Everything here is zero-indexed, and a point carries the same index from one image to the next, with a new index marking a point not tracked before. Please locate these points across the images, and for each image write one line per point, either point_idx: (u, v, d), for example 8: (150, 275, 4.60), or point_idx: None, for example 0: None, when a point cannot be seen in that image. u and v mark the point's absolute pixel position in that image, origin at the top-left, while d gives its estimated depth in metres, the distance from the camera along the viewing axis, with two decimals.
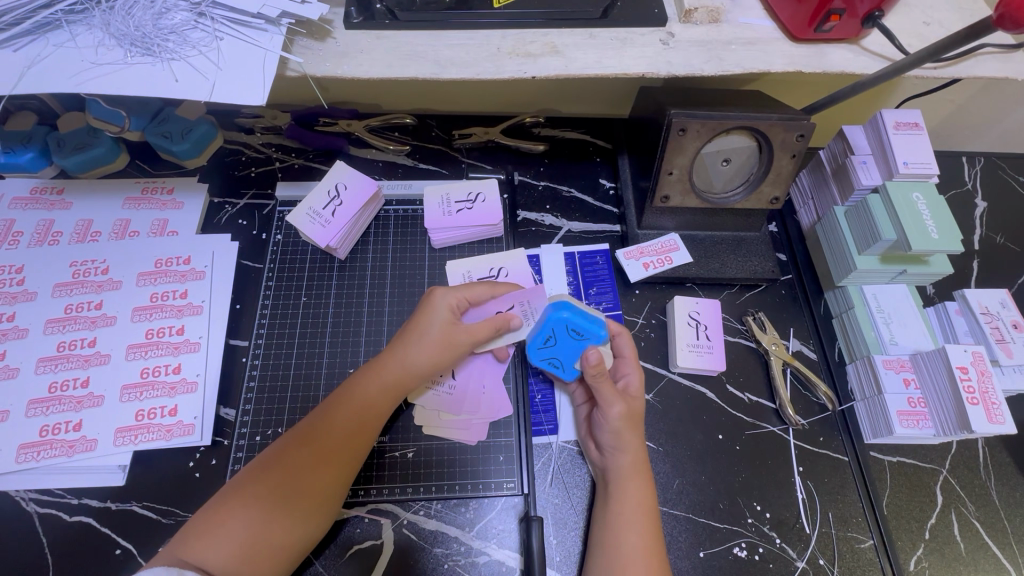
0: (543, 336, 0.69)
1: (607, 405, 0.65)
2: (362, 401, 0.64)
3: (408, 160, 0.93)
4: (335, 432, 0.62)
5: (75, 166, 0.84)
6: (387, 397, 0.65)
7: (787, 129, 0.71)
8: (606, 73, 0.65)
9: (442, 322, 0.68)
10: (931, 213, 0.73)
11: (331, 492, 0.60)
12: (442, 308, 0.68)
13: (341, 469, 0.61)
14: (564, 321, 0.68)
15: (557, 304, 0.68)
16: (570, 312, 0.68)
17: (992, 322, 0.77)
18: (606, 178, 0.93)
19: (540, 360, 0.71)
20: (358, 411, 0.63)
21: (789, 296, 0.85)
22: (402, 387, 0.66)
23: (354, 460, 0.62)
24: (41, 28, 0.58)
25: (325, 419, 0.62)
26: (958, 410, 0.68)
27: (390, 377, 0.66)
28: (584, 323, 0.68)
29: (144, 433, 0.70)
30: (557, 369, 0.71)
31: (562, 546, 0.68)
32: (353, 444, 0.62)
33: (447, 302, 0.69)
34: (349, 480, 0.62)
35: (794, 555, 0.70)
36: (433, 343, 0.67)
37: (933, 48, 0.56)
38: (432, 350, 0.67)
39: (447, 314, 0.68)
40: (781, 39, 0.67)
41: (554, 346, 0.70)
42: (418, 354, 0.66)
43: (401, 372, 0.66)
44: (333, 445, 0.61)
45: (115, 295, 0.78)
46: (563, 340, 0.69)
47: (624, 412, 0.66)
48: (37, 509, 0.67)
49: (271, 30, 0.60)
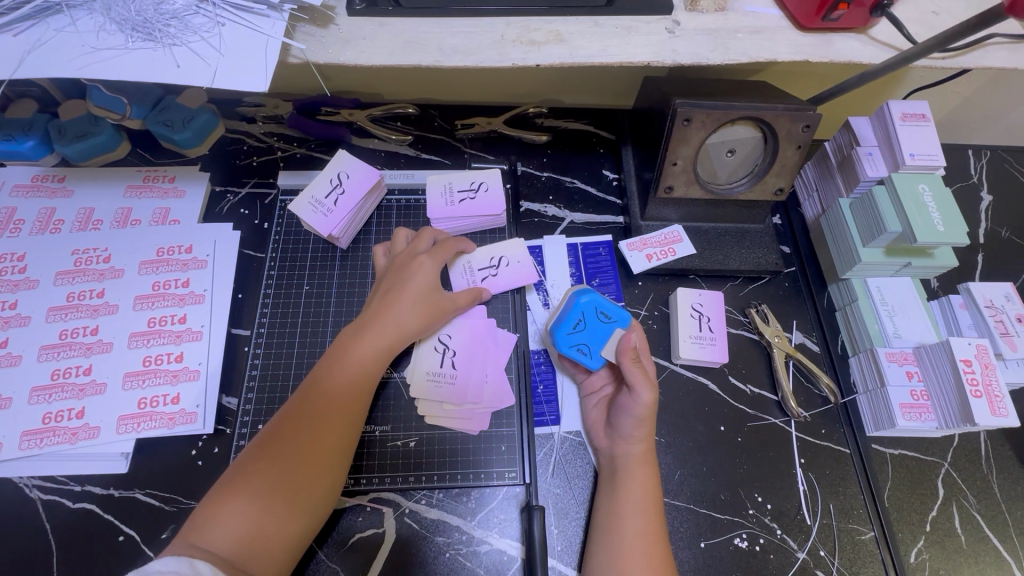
0: (571, 321, 0.71)
1: (638, 392, 0.64)
2: (352, 365, 0.65)
3: (410, 150, 0.93)
4: (329, 401, 0.62)
5: (76, 153, 0.83)
6: (376, 359, 0.66)
7: (792, 120, 0.70)
8: (611, 61, 0.64)
9: (425, 289, 0.70)
10: (937, 205, 0.73)
11: (334, 460, 0.61)
12: (422, 273, 0.71)
13: (340, 437, 0.62)
14: (591, 305, 0.71)
15: (580, 290, 0.72)
16: (593, 296, 0.72)
17: (996, 315, 0.76)
18: (609, 169, 0.92)
19: (569, 348, 0.71)
20: (347, 379, 0.64)
21: (792, 289, 0.85)
22: (390, 347, 0.67)
23: (353, 427, 0.63)
24: (40, 13, 0.58)
25: (316, 390, 0.63)
26: (961, 402, 0.68)
27: (380, 340, 0.67)
28: (612, 307, 0.71)
29: (146, 420, 0.70)
30: (584, 357, 0.70)
31: (563, 536, 0.68)
32: (349, 405, 0.63)
33: (427, 268, 0.71)
34: (350, 449, 0.63)
35: (795, 546, 0.70)
36: (418, 309, 0.69)
37: (942, 37, 0.55)
38: (418, 314, 0.69)
39: (430, 280, 0.71)
40: (788, 29, 0.66)
41: (581, 332, 0.71)
42: (402, 314, 0.68)
43: (389, 335, 0.67)
44: (329, 415, 0.61)
45: (117, 284, 0.78)
46: (591, 325, 0.71)
47: (651, 400, 0.65)
48: (40, 496, 0.68)
49: (273, 15, 0.60)
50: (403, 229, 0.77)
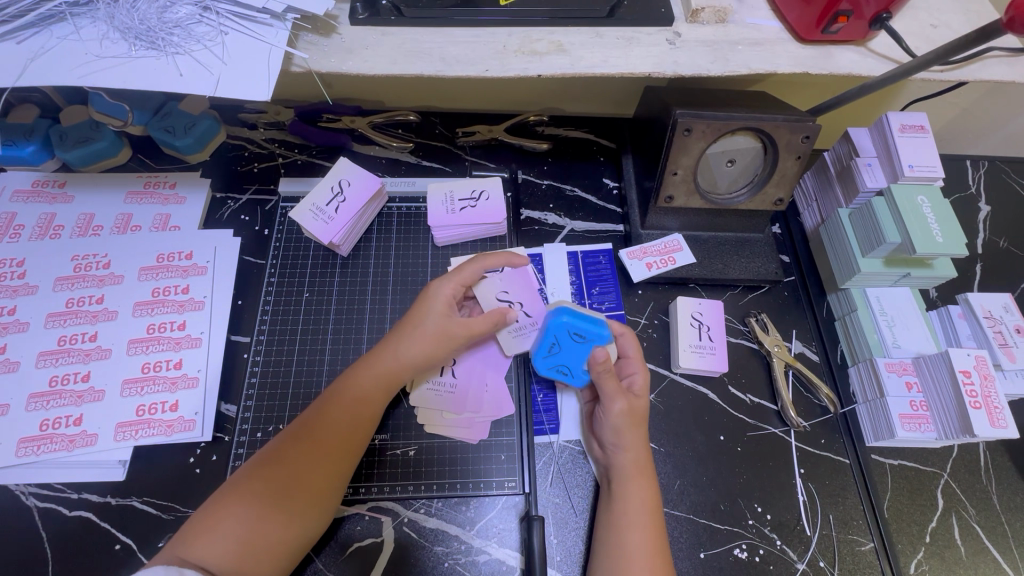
0: (547, 343, 0.69)
1: (609, 401, 0.65)
2: (354, 395, 0.64)
3: (411, 157, 0.93)
4: (332, 424, 0.62)
5: (77, 159, 0.83)
6: (379, 390, 0.65)
7: (792, 131, 0.71)
8: (612, 72, 0.64)
9: (437, 315, 0.67)
10: (936, 217, 0.73)
11: (327, 489, 0.60)
12: (441, 303, 0.68)
13: (338, 465, 0.61)
14: (565, 326, 0.67)
15: (556, 309, 0.68)
16: (568, 318, 0.67)
17: (995, 326, 0.76)
18: (609, 178, 0.92)
19: (548, 368, 0.71)
20: (351, 407, 0.63)
21: (791, 298, 0.85)
22: (393, 378, 0.65)
23: (354, 453, 0.62)
24: (43, 21, 0.58)
25: (320, 414, 0.62)
26: (961, 414, 0.68)
27: (385, 370, 0.65)
28: (585, 326, 0.67)
29: (145, 428, 0.70)
30: (565, 375, 0.71)
31: (563, 546, 0.68)
32: (347, 438, 0.62)
33: (447, 293, 0.68)
34: (345, 476, 0.62)
35: (795, 557, 0.70)
36: (428, 338, 0.66)
37: (940, 51, 0.56)
38: (428, 345, 0.66)
39: (444, 307, 0.68)
40: (788, 40, 0.66)
41: (557, 353, 0.69)
42: (410, 345, 0.66)
43: (394, 366, 0.65)
44: (330, 441, 0.61)
45: (116, 290, 0.78)
46: (566, 346, 0.68)
47: (625, 408, 0.65)
48: (36, 503, 0.67)
49: (276, 24, 0.60)
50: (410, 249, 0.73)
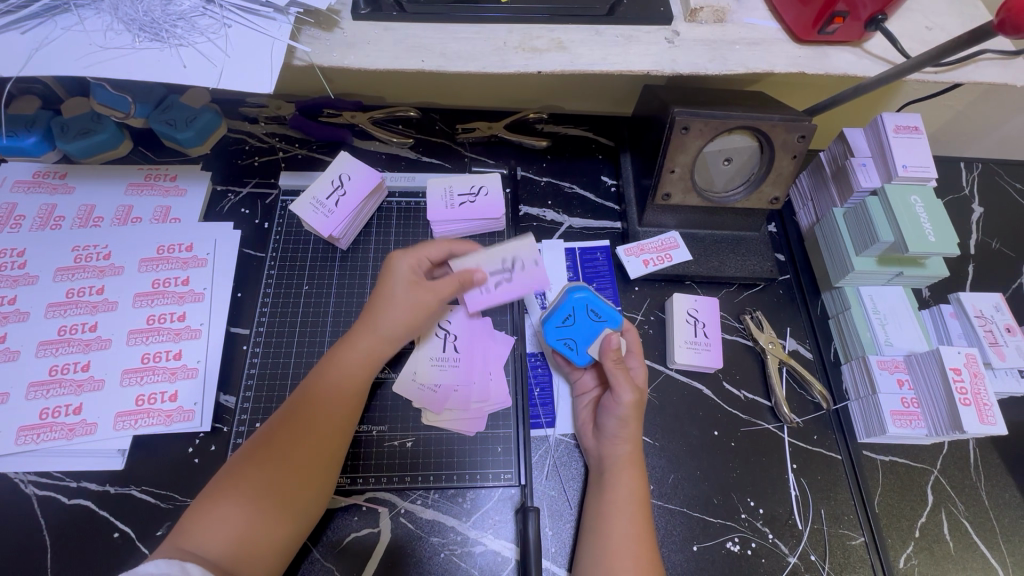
0: (562, 315, 0.72)
1: (619, 392, 0.65)
2: (337, 371, 0.65)
3: (411, 153, 0.94)
4: (320, 404, 0.62)
5: (78, 151, 0.84)
6: (361, 365, 0.66)
7: (788, 130, 0.72)
8: (611, 69, 0.65)
9: (406, 288, 0.68)
10: (929, 217, 0.74)
11: (321, 467, 0.61)
12: (407, 275, 0.68)
13: (331, 439, 0.62)
14: (583, 302, 0.72)
15: (576, 285, 0.73)
16: (588, 294, 0.72)
17: (986, 325, 0.77)
18: (607, 175, 0.93)
19: (556, 340, 0.72)
20: (338, 382, 0.64)
21: (786, 296, 0.86)
22: (374, 352, 0.66)
23: (347, 426, 0.64)
24: (48, 12, 0.58)
25: (307, 397, 0.63)
26: (950, 410, 0.69)
27: (367, 348, 0.66)
28: (604, 306, 0.71)
29: (144, 417, 0.70)
30: (570, 351, 0.71)
31: (557, 538, 0.69)
32: (336, 414, 0.63)
33: (407, 266, 0.69)
34: (338, 453, 0.63)
35: (786, 551, 0.70)
36: (402, 311, 0.67)
37: (934, 52, 0.56)
38: (403, 317, 0.67)
39: (409, 278, 0.68)
40: (785, 41, 0.67)
41: (570, 327, 0.71)
42: (386, 320, 0.66)
43: (374, 340, 0.66)
44: (319, 419, 0.62)
45: (116, 281, 0.78)
46: (582, 321, 0.71)
47: (633, 401, 0.66)
48: (35, 492, 0.68)
49: (280, 18, 0.61)
50: (400, 256, 0.69)
